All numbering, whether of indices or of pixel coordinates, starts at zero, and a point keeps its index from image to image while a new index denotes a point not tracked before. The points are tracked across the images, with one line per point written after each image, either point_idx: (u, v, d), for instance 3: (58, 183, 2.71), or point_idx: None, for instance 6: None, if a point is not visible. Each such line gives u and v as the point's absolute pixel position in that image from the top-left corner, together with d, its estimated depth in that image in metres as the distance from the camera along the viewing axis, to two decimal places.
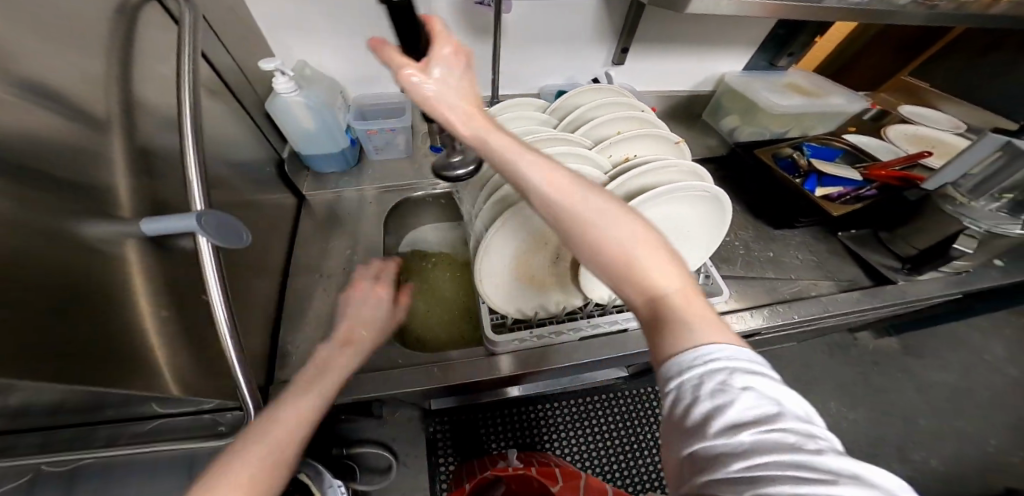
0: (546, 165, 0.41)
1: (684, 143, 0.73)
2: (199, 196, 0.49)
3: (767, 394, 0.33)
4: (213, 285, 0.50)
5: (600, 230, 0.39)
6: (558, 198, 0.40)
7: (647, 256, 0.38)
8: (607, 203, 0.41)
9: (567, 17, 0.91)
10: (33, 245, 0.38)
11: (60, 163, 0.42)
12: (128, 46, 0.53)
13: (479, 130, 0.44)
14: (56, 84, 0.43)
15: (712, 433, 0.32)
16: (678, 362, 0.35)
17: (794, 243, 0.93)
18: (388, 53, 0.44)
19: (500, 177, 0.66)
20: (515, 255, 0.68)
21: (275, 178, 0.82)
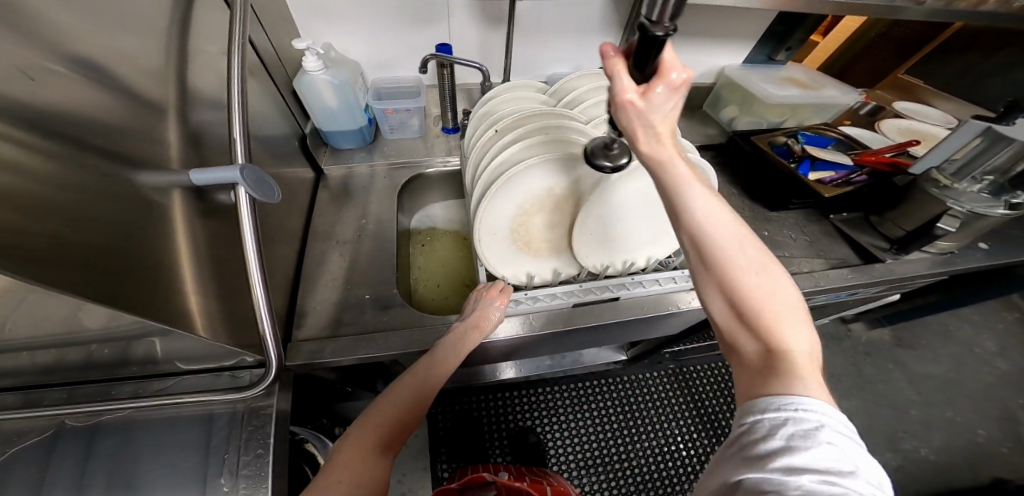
0: (711, 207, 0.47)
1: None
2: (241, 154, 0.55)
3: (846, 455, 0.38)
4: (249, 233, 0.54)
5: (741, 276, 0.47)
6: (710, 232, 0.47)
7: (781, 312, 0.46)
8: (757, 257, 0.48)
9: (576, 7, 0.97)
10: (101, 189, 0.43)
11: (120, 118, 0.46)
12: (179, 22, 0.58)
13: (661, 156, 0.48)
14: (121, 49, 0.48)
15: (774, 468, 0.38)
16: (771, 400, 0.43)
17: (789, 224, 0.97)
18: (615, 64, 0.45)
19: (500, 144, 0.73)
20: (514, 220, 0.74)
21: (298, 151, 0.88)
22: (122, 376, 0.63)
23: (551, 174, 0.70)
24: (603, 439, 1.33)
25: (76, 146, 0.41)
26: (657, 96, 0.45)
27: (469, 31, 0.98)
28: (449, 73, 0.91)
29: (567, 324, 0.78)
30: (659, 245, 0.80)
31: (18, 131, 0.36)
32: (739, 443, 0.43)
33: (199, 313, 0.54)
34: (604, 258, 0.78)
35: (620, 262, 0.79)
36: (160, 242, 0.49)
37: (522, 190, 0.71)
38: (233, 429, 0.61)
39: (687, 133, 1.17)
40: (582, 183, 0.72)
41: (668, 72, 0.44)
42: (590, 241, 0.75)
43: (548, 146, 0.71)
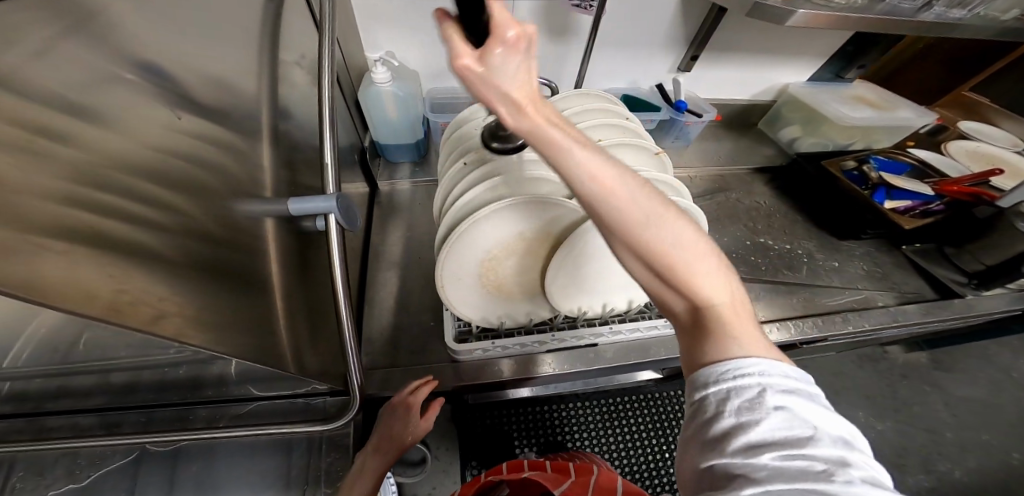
0: (593, 165, 0.34)
1: (666, 154, 0.69)
2: (332, 182, 0.53)
3: (801, 416, 0.32)
4: (340, 264, 0.52)
5: (647, 236, 0.35)
6: (602, 199, 0.34)
7: (696, 266, 0.36)
8: (661, 210, 0.35)
9: (644, 21, 0.93)
10: (220, 225, 0.41)
11: (230, 147, 0.44)
12: (265, 38, 0.55)
13: (532, 130, 0.34)
14: (229, 73, 0.45)
15: (732, 451, 0.32)
16: (707, 373, 0.35)
17: (858, 255, 0.94)
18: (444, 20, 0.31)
19: (465, 179, 0.60)
20: (480, 263, 0.61)
21: (359, 166, 0.85)
22: (200, 399, 0.63)
23: (523, 217, 0.58)
24: (633, 455, 1.29)
25: (203, 185, 0.39)
26: (497, 59, 0.30)
27: None
28: None
29: (598, 362, 0.73)
30: (644, 292, 0.70)
31: (160, 166, 0.34)
32: (691, 419, 0.37)
33: (288, 344, 0.52)
34: (584, 301, 0.67)
35: (599, 305, 0.69)
36: (259, 275, 0.47)
37: (492, 234, 0.58)
38: (313, 457, 0.60)
39: (744, 152, 1.13)
40: (557, 226, 0.60)
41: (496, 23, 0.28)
42: (569, 288, 0.64)
43: (519, 184, 0.59)
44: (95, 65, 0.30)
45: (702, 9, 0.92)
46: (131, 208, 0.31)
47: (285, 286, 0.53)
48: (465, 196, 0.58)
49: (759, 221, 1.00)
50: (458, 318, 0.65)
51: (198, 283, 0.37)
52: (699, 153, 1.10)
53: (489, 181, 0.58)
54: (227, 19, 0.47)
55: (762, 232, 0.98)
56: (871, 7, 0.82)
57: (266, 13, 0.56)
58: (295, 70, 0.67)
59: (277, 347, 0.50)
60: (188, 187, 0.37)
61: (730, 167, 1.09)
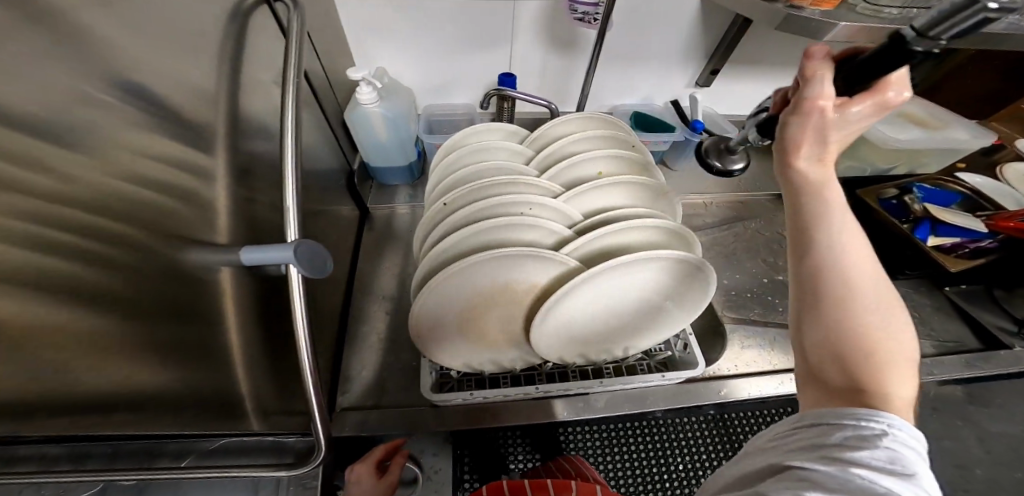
0: (851, 230, 0.35)
1: (673, 193, 0.62)
2: (294, 227, 0.47)
3: (918, 473, 0.27)
4: (302, 313, 0.47)
5: (862, 299, 0.34)
6: (841, 248, 0.34)
7: (900, 363, 0.33)
8: (887, 301, 0.34)
9: (658, 33, 0.86)
10: (164, 289, 0.36)
11: (193, 194, 0.39)
12: (244, 62, 0.51)
13: (817, 183, 0.35)
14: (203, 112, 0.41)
15: (813, 456, 0.29)
16: (848, 415, 0.30)
17: (894, 296, 0.85)
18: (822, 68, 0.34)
19: (445, 222, 0.55)
20: (459, 314, 0.56)
21: (347, 190, 0.81)
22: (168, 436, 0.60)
23: (507, 269, 0.53)
24: None
25: (151, 246, 0.34)
26: (852, 114, 0.32)
27: (533, 56, 0.88)
28: (511, 106, 0.81)
29: (588, 411, 0.65)
30: (642, 342, 0.65)
31: (120, 192, 0.30)
32: (790, 431, 0.33)
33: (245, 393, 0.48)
34: (575, 353, 0.63)
35: (591, 356, 0.64)
36: (198, 339, 0.41)
37: (472, 286, 0.54)
38: None
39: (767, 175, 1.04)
40: (543, 277, 0.55)
41: (888, 93, 0.32)
42: (557, 341, 0.59)
43: (504, 230, 0.54)
44: (61, 82, 0.26)
45: (723, 20, 0.84)
46: (75, 241, 0.27)
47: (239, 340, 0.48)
48: (441, 244, 0.53)
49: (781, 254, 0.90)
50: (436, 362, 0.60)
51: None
52: (716, 174, 1.00)
53: (468, 228, 0.52)
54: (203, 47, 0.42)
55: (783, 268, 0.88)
56: (935, 14, 0.71)
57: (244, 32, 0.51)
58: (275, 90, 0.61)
59: None
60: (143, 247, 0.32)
61: (753, 192, 1.00)
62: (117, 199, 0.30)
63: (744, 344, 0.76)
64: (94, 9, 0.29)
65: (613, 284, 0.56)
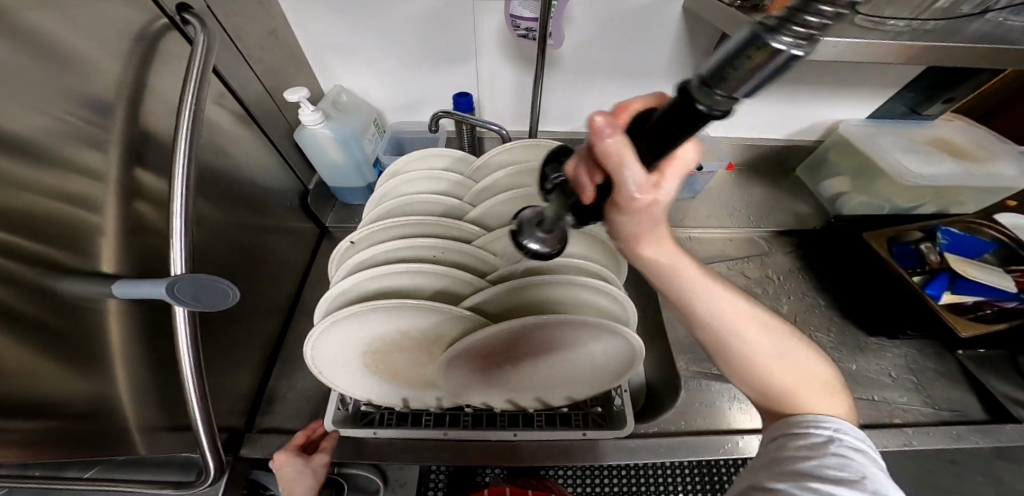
0: (714, 293, 0.34)
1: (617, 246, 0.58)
2: (180, 262, 0.46)
3: (864, 471, 0.31)
4: (186, 349, 0.46)
5: (756, 351, 0.35)
6: (717, 315, 0.34)
7: (820, 391, 0.36)
8: (772, 335, 0.36)
9: (635, 50, 0.79)
10: (4, 320, 0.36)
11: (51, 221, 0.39)
12: (157, 82, 0.50)
13: (667, 260, 0.31)
14: (75, 132, 0.40)
15: (784, 473, 0.33)
16: (800, 439, 0.34)
17: (891, 356, 0.73)
18: (613, 147, 0.22)
19: (354, 259, 0.53)
20: (361, 355, 0.54)
21: (298, 208, 0.81)
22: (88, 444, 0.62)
23: (406, 317, 0.51)
24: None
25: None
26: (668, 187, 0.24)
27: (501, 73, 0.84)
28: (469, 129, 0.78)
29: (502, 460, 0.60)
30: (571, 393, 0.61)
31: None
32: (763, 453, 0.37)
33: None
34: (493, 398, 0.60)
35: (512, 403, 0.61)
36: (62, 366, 0.41)
37: (372, 331, 0.52)
38: None
39: (766, 207, 0.93)
40: (448, 327, 0.52)
41: (683, 155, 0.23)
42: (469, 386, 0.57)
43: (409, 276, 0.51)
44: None
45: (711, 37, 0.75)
46: None
47: (122, 362, 0.48)
48: (342, 283, 0.51)
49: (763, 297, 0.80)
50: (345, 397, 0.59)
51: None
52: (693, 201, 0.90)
53: (368, 271, 0.50)
54: (91, 66, 0.41)
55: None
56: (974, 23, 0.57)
57: (163, 50, 0.50)
58: (226, 106, 0.61)
59: None
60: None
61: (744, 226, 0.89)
62: None
63: (698, 402, 0.68)
64: None
65: (527, 338, 0.52)
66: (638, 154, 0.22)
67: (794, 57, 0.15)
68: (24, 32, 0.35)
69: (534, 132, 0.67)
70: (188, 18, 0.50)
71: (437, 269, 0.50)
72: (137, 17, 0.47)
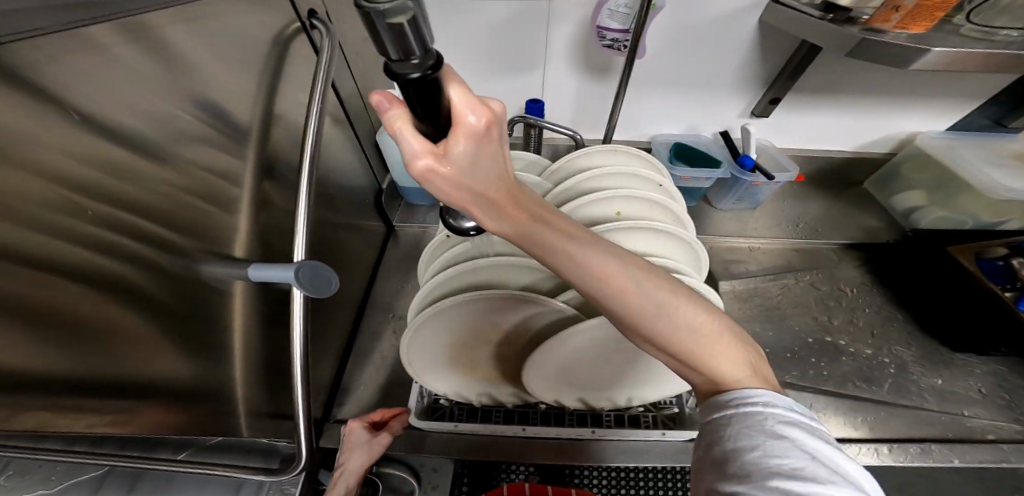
0: (587, 257, 0.32)
1: (703, 248, 0.59)
2: (302, 248, 0.51)
3: (798, 443, 0.31)
4: (298, 330, 0.50)
5: (653, 318, 0.33)
6: (601, 281, 0.32)
7: (711, 344, 0.34)
8: (665, 293, 0.33)
9: (705, 60, 0.79)
10: (158, 291, 0.39)
11: (193, 202, 0.43)
12: (277, 82, 0.55)
13: (517, 229, 0.31)
14: (211, 130, 0.45)
15: (740, 474, 0.31)
16: (739, 427, 0.32)
17: (979, 373, 0.69)
18: (390, 118, 0.24)
19: (449, 254, 0.56)
20: (451, 346, 0.56)
21: (372, 206, 0.85)
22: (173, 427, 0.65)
23: (501, 309, 0.53)
24: None
25: (144, 243, 0.38)
26: (460, 154, 0.25)
27: (566, 81, 0.86)
28: (536, 133, 0.80)
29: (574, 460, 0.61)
30: (646, 394, 0.62)
31: (93, 188, 0.33)
32: (706, 437, 0.35)
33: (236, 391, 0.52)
34: (570, 395, 0.61)
35: (588, 401, 0.62)
36: (195, 336, 0.45)
37: (466, 321, 0.55)
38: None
39: (832, 221, 0.93)
40: (538, 320, 0.54)
41: (462, 118, 0.24)
42: (551, 382, 0.58)
43: (501, 270, 0.54)
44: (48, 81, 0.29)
45: (785, 49, 0.75)
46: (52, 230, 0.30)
47: (240, 339, 0.51)
48: (440, 275, 0.54)
49: (835, 310, 0.78)
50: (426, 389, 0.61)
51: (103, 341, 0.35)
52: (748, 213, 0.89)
53: (463, 264, 0.53)
54: (229, 67, 0.46)
55: (837, 330, 0.75)
56: None
57: (275, 57, 0.55)
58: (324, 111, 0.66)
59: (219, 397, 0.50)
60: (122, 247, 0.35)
61: (810, 239, 0.88)
62: (85, 200, 0.32)
63: None
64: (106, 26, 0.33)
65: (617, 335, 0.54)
66: (418, 126, 0.24)
67: (399, 23, 0.16)
68: (184, 40, 0.40)
69: (609, 137, 0.69)
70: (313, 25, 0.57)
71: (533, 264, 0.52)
72: (268, 23, 0.52)
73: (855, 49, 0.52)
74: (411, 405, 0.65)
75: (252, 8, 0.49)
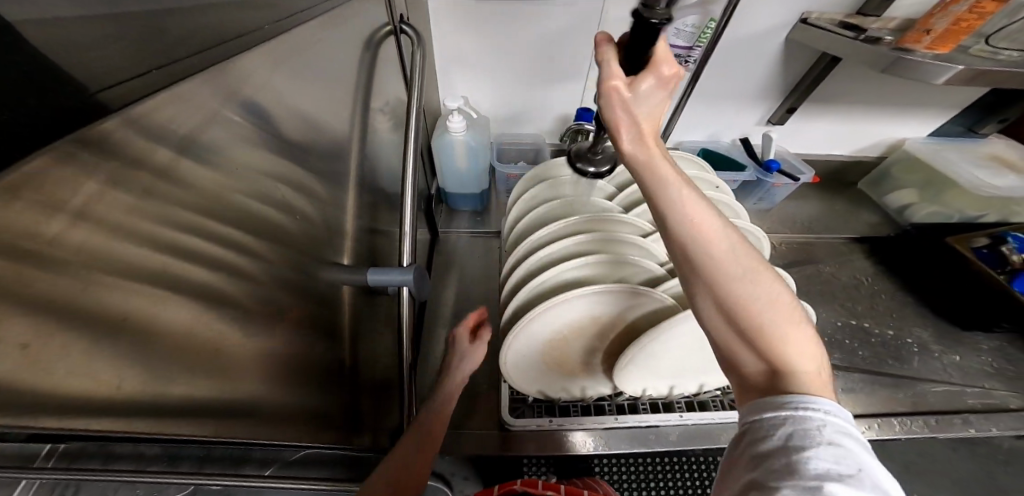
0: (698, 214, 0.39)
1: (768, 240, 0.66)
2: (405, 253, 0.55)
3: (850, 456, 0.33)
4: (404, 329, 0.54)
5: (738, 288, 0.38)
6: (701, 235, 0.38)
7: (785, 327, 0.37)
8: (752, 264, 0.38)
9: (737, 73, 0.87)
10: (295, 305, 0.41)
11: (313, 215, 0.44)
12: (361, 96, 0.57)
13: (645, 158, 0.42)
14: (320, 137, 0.46)
15: (781, 471, 0.33)
16: (790, 424, 0.35)
17: (964, 347, 0.90)
18: (605, 53, 0.42)
19: (540, 256, 0.61)
20: (548, 341, 0.62)
21: (427, 213, 0.87)
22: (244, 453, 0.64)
23: (599, 304, 0.59)
24: None
25: (284, 255, 0.39)
26: (642, 89, 0.41)
27: None
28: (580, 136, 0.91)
29: (659, 443, 0.70)
30: (718, 378, 0.71)
31: (258, 205, 0.34)
32: (747, 429, 0.37)
33: (343, 402, 0.54)
34: (652, 382, 0.68)
35: (665, 386, 0.70)
36: (319, 348, 0.46)
37: (563, 317, 0.60)
38: None
39: (838, 219, 1.07)
40: (633, 313, 0.59)
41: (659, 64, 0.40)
42: (639, 372, 0.65)
43: (595, 267, 0.59)
44: (228, 103, 0.30)
45: (807, 58, 0.83)
46: (227, 253, 0.31)
47: (346, 349, 0.53)
48: (541, 276, 0.59)
49: (860, 302, 0.95)
50: (516, 385, 0.66)
51: (267, 351, 0.37)
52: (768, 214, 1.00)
53: (560, 265, 0.58)
54: (330, 83, 0.47)
55: (863, 315, 0.93)
56: None
57: (363, 66, 0.56)
58: (380, 118, 0.67)
59: (335, 406, 0.52)
60: (271, 254, 0.37)
61: (822, 235, 1.04)
62: (255, 219, 0.34)
63: None
64: (264, 49, 0.34)
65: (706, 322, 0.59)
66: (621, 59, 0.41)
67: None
68: (307, 60, 0.42)
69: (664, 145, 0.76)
70: (406, 30, 0.64)
71: (626, 259, 0.58)
72: (356, 39, 0.54)
73: (891, 67, 0.63)
74: (502, 406, 0.70)
75: (347, 26, 0.51)
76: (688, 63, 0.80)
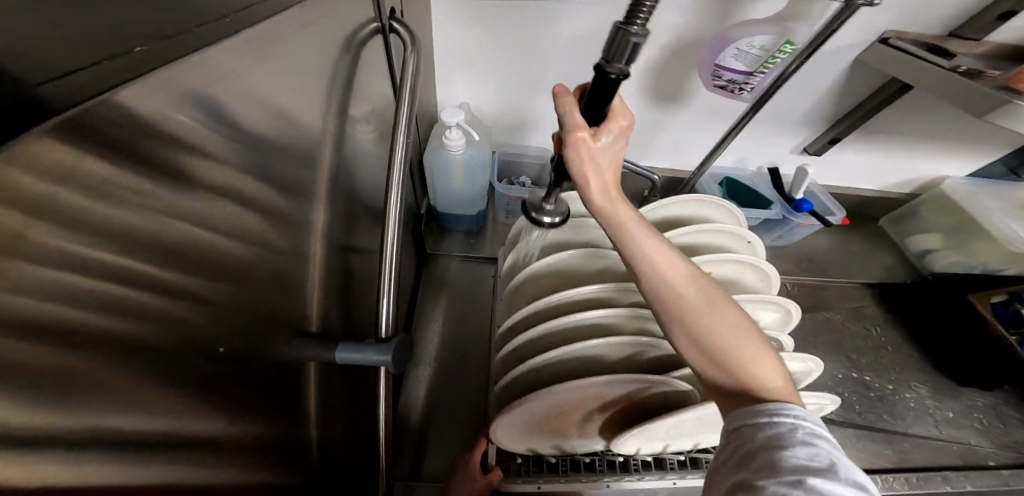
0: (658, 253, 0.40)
1: (797, 312, 0.60)
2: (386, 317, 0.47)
3: (824, 454, 0.33)
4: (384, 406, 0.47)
5: (703, 317, 0.38)
6: (664, 272, 0.39)
7: (750, 349, 0.38)
8: (712, 295, 0.39)
9: (782, 97, 0.76)
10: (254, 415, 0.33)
11: (280, 293, 0.35)
12: (343, 113, 0.46)
13: (609, 209, 0.40)
14: (293, 190, 0.36)
15: (765, 473, 0.32)
16: (765, 428, 0.34)
17: (960, 400, 0.87)
18: (563, 103, 0.39)
19: (547, 325, 0.53)
20: (546, 412, 0.56)
21: (416, 233, 0.77)
22: None
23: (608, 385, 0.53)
24: None
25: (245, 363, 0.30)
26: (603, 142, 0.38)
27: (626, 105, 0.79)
28: None
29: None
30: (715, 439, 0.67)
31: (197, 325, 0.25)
32: (727, 444, 0.36)
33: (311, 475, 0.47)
34: (646, 444, 0.63)
35: (658, 446, 0.65)
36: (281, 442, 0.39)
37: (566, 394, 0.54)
38: None
39: (853, 259, 1.01)
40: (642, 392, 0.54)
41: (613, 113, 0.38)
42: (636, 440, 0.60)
43: (609, 347, 0.52)
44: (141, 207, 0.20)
45: (873, 80, 0.72)
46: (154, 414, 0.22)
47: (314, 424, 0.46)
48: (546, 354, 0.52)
49: (863, 350, 0.91)
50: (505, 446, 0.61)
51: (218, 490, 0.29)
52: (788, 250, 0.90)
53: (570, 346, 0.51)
54: (305, 115, 0.37)
55: (864, 366, 0.90)
56: None
57: (345, 73, 0.45)
58: (366, 131, 0.56)
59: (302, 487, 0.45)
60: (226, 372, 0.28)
61: (834, 278, 0.98)
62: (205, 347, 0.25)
63: None
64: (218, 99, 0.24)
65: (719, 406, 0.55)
66: (583, 109, 0.37)
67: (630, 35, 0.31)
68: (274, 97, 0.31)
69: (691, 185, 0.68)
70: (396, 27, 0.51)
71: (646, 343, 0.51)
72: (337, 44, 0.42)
73: (996, 110, 0.53)
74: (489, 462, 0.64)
75: (328, 32, 0.39)
76: (744, 90, 0.68)
